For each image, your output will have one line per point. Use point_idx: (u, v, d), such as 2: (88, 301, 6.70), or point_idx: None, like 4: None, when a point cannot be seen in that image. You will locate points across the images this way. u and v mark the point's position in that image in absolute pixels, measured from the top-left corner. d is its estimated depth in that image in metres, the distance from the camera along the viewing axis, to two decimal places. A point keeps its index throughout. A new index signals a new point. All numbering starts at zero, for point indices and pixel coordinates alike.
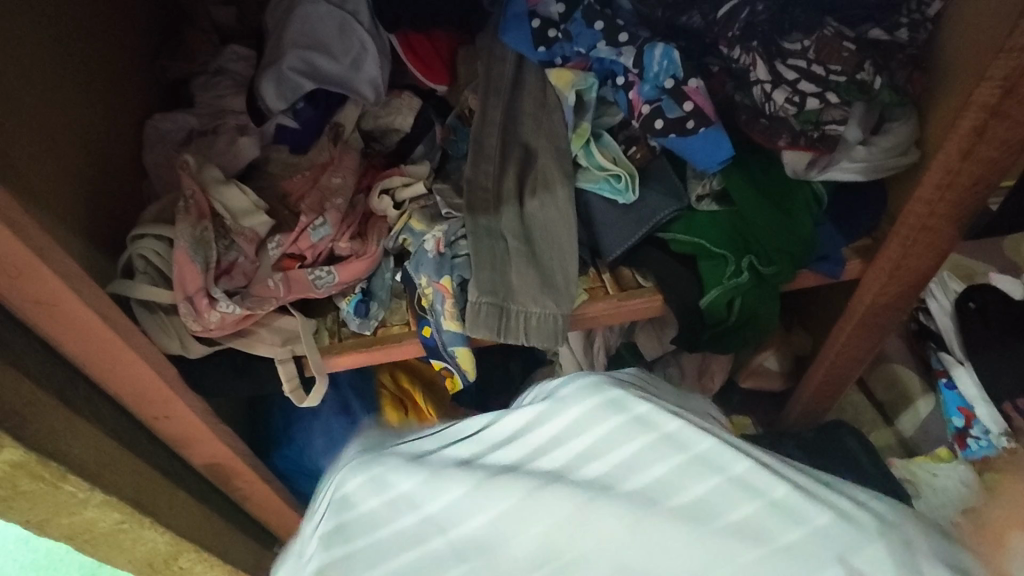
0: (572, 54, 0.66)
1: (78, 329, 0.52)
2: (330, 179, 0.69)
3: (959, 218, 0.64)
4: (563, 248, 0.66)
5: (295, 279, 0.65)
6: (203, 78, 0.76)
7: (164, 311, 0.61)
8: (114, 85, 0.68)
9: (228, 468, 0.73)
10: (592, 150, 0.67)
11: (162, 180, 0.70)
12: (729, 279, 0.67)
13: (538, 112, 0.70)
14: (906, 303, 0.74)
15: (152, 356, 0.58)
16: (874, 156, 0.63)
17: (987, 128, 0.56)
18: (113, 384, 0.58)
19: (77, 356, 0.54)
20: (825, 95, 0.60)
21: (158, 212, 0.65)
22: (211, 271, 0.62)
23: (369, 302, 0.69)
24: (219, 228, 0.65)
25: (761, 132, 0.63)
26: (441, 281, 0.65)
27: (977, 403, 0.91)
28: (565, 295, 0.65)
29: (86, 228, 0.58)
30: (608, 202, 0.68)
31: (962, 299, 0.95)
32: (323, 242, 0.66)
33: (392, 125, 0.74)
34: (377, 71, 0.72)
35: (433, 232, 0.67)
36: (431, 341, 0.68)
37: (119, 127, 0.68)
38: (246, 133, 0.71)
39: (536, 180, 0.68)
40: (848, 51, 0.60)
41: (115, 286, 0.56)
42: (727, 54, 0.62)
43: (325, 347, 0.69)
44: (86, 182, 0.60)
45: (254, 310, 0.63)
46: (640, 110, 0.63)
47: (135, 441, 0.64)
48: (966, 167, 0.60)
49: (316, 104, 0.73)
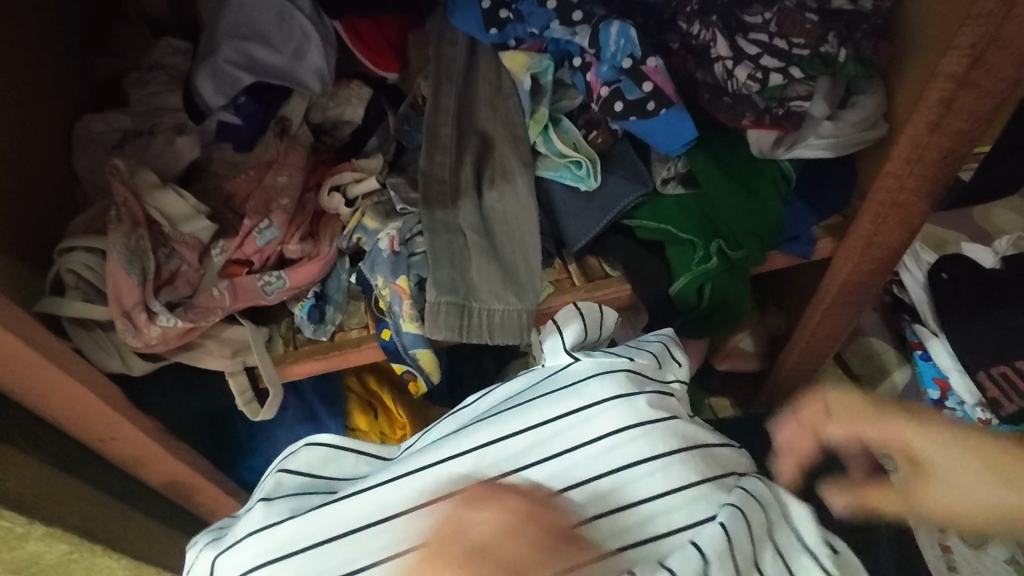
0: (525, 35, 0.63)
1: (0, 354, 0.48)
2: (275, 178, 0.65)
3: (930, 193, 0.62)
4: (524, 241, 0.63)
5: (241, 286, 0.61)
6: (137, 73, 0.72)
7: (101, 328, 0.57)
8: (35, 85, 0.63)
9: (187, 485, 0.70)
10: (550, 136, 0.64)
11: (95, 186, 0.65)
12: (698, 265, 0.65)
13: (494, 98, 0.67)
14: (877, 280, 0.72)
15: (89, 378, 0.54)
16: (841, 131, 0.61)
17: (955, 99, 0.54)
18: (48, 409, 0.54)
19: (5, 383, 0.51)
20: (788, 70, 0.58)
21: (89, 222, 0.60)
22: (149, 284, 0.58)
23: (323, 306, 0.65)
24: (156, 237, 0.61)
25: (725, 111, 0.60)
26: (397, 281, 0.62)
27: (951, 373, 0.93)
28: (529, 290, 0.63)
29: (3, 242, 0.53)
30: (569, 189, 0.65)
31: (934, 269, 0.95)
32: (271, 246, 0.63)
33: (341, 117, 0.71)
34: (321, 60, 0.68)
35: (388, 229, 0.64)
36: (391, 344, 0.65)
37: (43, 130, 0.64)
38: (184, 132, 0.67)
39: (494, 170, 0.65)
40: (810, 22, 0.57)
41: (42, 304, 0.53)
42: (687, 30, 0.59)
43: (278, 356, 0.64)
44: (5, 192, 0.56)
45: (198, 322, 0.59)
46: (599, 92, 0.60)
47: (83, 466, 0.60)
48: (933, 141, 0.58)
49: (259, 98, 0.68)
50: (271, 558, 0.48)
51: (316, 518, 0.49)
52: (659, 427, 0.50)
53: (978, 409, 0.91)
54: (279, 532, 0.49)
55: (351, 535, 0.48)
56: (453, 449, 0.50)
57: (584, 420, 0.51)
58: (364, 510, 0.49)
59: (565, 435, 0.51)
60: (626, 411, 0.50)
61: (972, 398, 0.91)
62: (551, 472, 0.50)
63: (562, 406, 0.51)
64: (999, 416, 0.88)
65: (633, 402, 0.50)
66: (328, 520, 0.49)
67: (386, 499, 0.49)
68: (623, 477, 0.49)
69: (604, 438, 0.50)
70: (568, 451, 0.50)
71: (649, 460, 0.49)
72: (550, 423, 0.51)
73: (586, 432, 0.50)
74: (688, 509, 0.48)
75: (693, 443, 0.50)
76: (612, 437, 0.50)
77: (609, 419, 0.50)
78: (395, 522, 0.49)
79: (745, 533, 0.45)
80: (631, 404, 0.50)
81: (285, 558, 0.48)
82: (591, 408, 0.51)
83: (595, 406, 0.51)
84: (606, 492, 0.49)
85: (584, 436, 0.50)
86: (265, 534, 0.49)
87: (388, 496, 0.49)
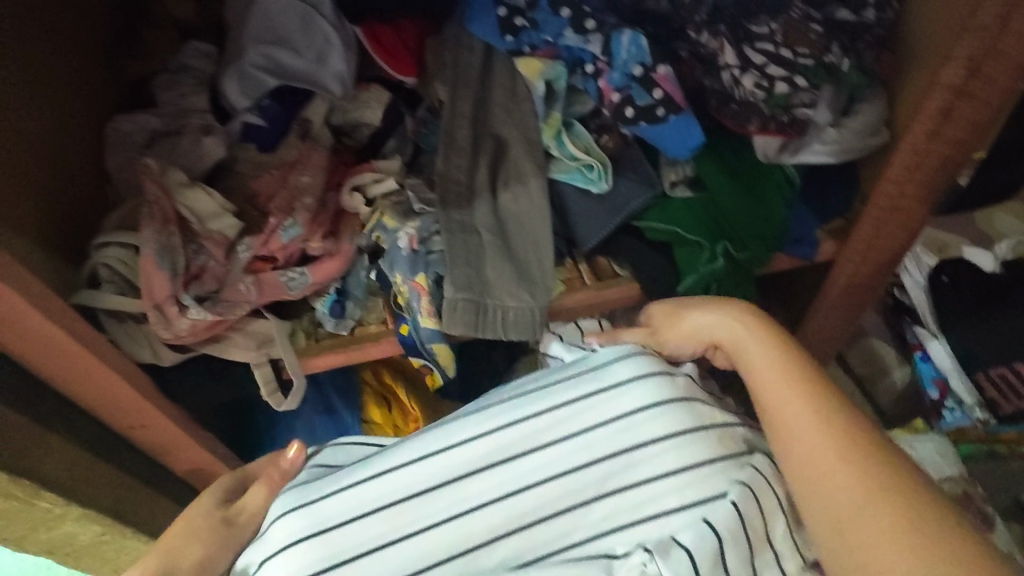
0: (539, 42, 0.65)
1: (43, 344, 0.51)
2: (299, 178, 0.68)
3: (929, 198, 0.64)
4: (538, 241, 0.66)
5: (266, 282, 0.64)
6: (164, 75, 0.74)
7: (134, 320, 0.60)
8: (69, 87, 0.66)
9: (210, 472, 0.72)
10: (563, 140, 0.66)
11: (125, 184, 0.68)
12: (704, 266, 0.67)
13: (509, 103, 0.70)
14: (878, 281, 0.74)
15: (123, 368, 0.57)
16: (845, 138, 0.64)
17: (953, 108, 0.56)
18: (84, 397, 0.57)
19: (46, 372, 0.53)
20: (793, 79, 0.60)
21: (121, 218, 0.63)
22: (179, 278, 0.60)
23: (344, 301, 0.68)
24: (185, 233, 0.63)
25: (731, 118, 0.63)
26: (416, 278, 0.65)
27: (950, 375, 0.94)
28: (542, 287, 0.65)
29: (42, 236, 0.56)
30: (582, 191, 0.67)
31: (936, 273, 0.97)
32: (294, 243, 0.65)
33: (362, 119, 0.73)
34: (342, 64, 0.70)
35: (406, 229, 0.66)
36: (409, 339, 0.67)
37: (76, 130, 0.66)
38: (211, 133, 0.70)
39: (509, 172, 0.68)
40: (815, 33, 0.59)
41: (79, 296, 0.56)
42: (695, 38, 0.61)
43: (301, 349, 0.68)
44: (42, 189, 0.58)
45: (226, 315, 0.62)
46: (610, 98, 0.62)
47: (114, 452, 0.63)
48: (932, 148, 0.60)
49: (283, 100, 0.71)
50: (306, 534, 0.52)
51: (348, 496, 0.52)
52: (677, 408, 0.52)
53: (976, 409, 0.93)
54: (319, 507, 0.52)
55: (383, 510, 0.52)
56: (476, 429, 0.53)
57: (602, 400, 0.53)
58: (394, 487, 0.52)
59: (585, 415, 0.53)
60: (645, 393, 0.53)
61: (971, 399, 0.93)
62: (570, 450, 0.52)
63: (582, 389, 0.54)
64: (997, 415, 0.92)
65: (652, 383, 0.53)
66: (360, 497, 0.52)
67: (413, 477, 0.53)
68: (638, 456, 0.52)
69: (623, 417, 0.52)
70: (586, 431, 0.53)
71: (667, 440, 0.51)
72: (569, 403, 0.54)
73: (604, 412, 0.53)
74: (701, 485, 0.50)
75: (711, 424, 0.52)
76: (630, 417, 0.52)
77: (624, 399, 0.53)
78: (422, 498, 0.52)
79: (754, 511, 0.49)
80: (649, 386, 0.53)
81: (323, 533, 0.51)
82: (610, 390, 0.53)
83: (614, 388, 0.53)
84: (624, 468, 0.52)
85: (604, 416, 0.53)
86: (301, 512, 0.52)
87: (415, 475, 0.53)
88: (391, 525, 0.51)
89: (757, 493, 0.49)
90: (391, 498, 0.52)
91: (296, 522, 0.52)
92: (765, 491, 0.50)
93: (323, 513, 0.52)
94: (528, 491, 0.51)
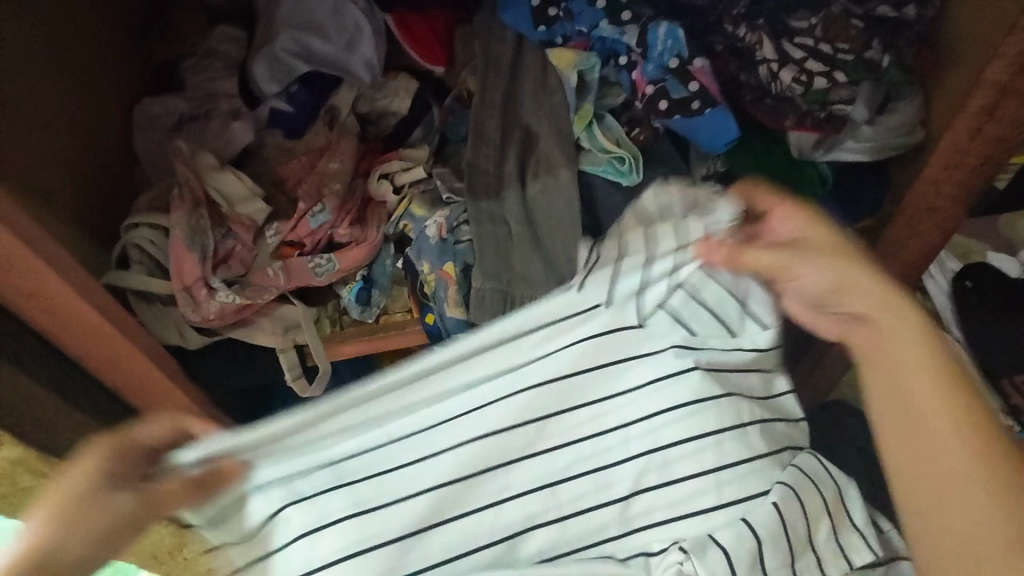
0: (573, 32, 0.65)
1: (73, 324, 0.51)
2: (327, 165, 0.67)
3: (967, 198, 0.63)
4: (567, 234, 0.64)
5: (294, 267, 0.64)
6: (193, 60, 0.74)
7: (161, 302, 0.60)
8: (101, 68, 0.66)
9: None
10: (594, 132, 0.66)
11: (154, 166, 0.68)
12: None
13: (538, 93, 0.69)
14: (909, 283, 0.73)
15: (151, 350, 0.57)
16: (880, 136, 0.64)
17: (997, 107, 0.55)
18: (112, 379, 0.57)
19: (76, 352, 0.53)
20: (832, 75, 0.60)
21: (152, 200, 0.63)
22: (208, 261, 0.60)
23: (370, 290, 0.68)
24: (214, 217, 0.63)
25: (766, 113, 0.62)
26: (444, 267, 0.65)
27: None
28: (571, 282, 0.64)
29: (73, 215, 0.56)
30: (612, 184, 0.66)
31: (959, 278, 0.96)
32: (322, 229, 0.65)
33: (388, 107, 0.73)
34: (371, 52, 0.70)
35: (435, 217, 0.66)
36: (434, 328, 0.67)
37: (107, 111, 0.66)
38: (239, 117, 0.69)
39: (538, 163, 0.67)
40: (855, 29, 0.59)
41: (111, 276, 0.55)
42: (732, 32, 0.61)
43: (326, 336, 0.67)
44: (74, 169, 0.58)
45: (254, 300, 0.62)
46: (644, 90, 0.62)
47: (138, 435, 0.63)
48: (973, 147, 0.59)
49: (311, 86, 0.71)
50: (348, 515, 0.52)
51: (391, 478, 0.53)
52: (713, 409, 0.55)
53: None
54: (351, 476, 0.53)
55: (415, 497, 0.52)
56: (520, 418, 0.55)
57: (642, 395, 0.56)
58: (437, 472, 0.53)
59: (620, 409, 0.55)
60: (682, 388, 0.55)
61: None
62: (605, 442, 0.55)
63: (619, 382, 0.56)
64: None
65: (686, 378, 0.55)
66: (405, 480, 0.53)
67: (457, 462, 0.53)
68: (683, 449, 0.54)
69: (654, 414, 0.55)
70: (625, 425, 0.55)
71: (704, 438, 0.54)
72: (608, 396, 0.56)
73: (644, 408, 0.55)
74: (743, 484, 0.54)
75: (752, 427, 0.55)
76: (666, 413, 0.55)
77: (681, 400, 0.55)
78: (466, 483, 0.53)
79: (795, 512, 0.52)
80: (685, 380, 0.55)
81: (357, 515, 0.52)
82: (648, 385, 0.55)
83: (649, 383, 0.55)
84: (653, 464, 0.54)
85: (642, 411, 0.55)
86: (340, 494, 0.52)
87: (458, 459, 0.53)
88: (432, 508, 0.53)
89: (802, 495, 0.53)
90: (433, 482, 0.53)
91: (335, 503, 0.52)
92: (809, 493, 0.53)
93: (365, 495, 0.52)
94: (562, 484, 0.54)
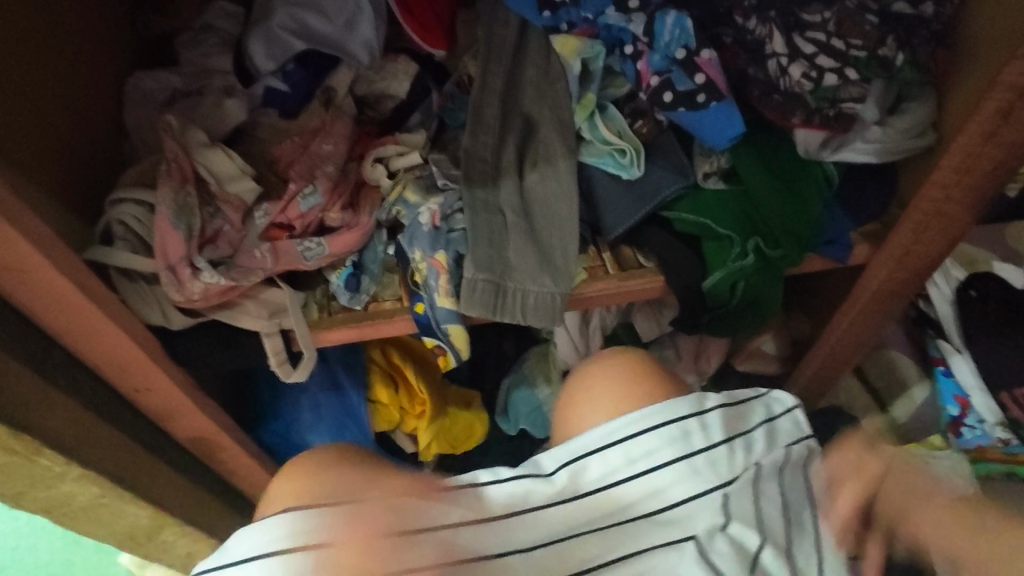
0: (578, 19, 0.63)
1: (52, 299, 0.49)
2: (321, 146, 0.66)
3: (976, 204, 0.62)
4: (563, 225, 0.63)
5: (282, 250, 0.62)
6: (188, 34, 0.72)
7: (145, 281, 0.58)
8: (91, 38, 0.64)
9: (213, 442, 0.71)
10: (596, 122, 0.64)
11: (143, 142, 0.66)
12: (734, 261, 0.65)
13: (541, 81, 0.67)
14: (910, 290, 0.72)
15: (132, 329, 0.56)
16: (889, 138, 0.61)
17: (1014, 110, 0.53)
18: (92, 357, 0.56)
19: (55, 328, 0.52)
20: (843, 71, 0.58)
21: (139, 175, 0.62)
22: (194, 240, 0.59)
23: (360, 276, 0.66)
24: (203, 195, 0.62)
25: (774, 109, 0.59)
26: (436, 256, 0.63)
27: (974, 392, 0.93)
28: (565, 274, 0.63)
29: (55, 188, 0.54)
30: (611, 177, 0.65)
31: (964, 287, 0.94)
32: (312, 212, 0.63)
33: (386, 91, 0.71)
34: (370, 32, 0.68)
35: (429, 204, 0.64)
36: (424, 318, 0.65)
37: (97, 84, 0.65)
38: (233, 94, 0.67)
39: (536, 154, 0.66)
40: (870, 24, 0.57)
41: (92, 252, 0.54)
42: (742, 25, 0.59)
43: (313, 321, 0.65)
44: (59, 142, 0.57)
45: (239, 282, 0.60)
46: (648, 81, 0.60)
47: (118, 415, 0.62)
48: (986, 151, 0.57)
49: (308, 66, 0.69)
50: (312, 544, 0.47)
51: (367, 517, 0.48)
52: (708, 444, 0.53)
53: (998, 429, 0.91)
54: (332, 513, 0.48)
55: (396, 537, 0.49)
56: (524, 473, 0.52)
57: (670, 437, 0.52)
58: (428, 516, 0.50)
59: (647, 449, 0.52)
60: (694, 436, 0.53)
61: (992, 417, 0.92)
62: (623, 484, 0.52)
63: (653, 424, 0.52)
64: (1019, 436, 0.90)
65: (690, 426, 0.53)
66: (382, 519, 0.49)
67: (448, 506, 0.50)
68: (682, 471, 0.52)
69: (665, 453, 0.52)
70: (648, 462, 0.52)
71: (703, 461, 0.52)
72: (639, 443, 0.52)
73: (664, 446, 0.52)
74: (741, 504, 0.51)
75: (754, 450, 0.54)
76: (681, 454, 0.52)
77: (673, 411, 0.53)
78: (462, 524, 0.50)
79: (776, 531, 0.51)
80: (688, 428, 0.53)
81: (318, 546, 0.47)
82: (670, 427, 0.52)
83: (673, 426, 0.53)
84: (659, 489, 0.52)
85: (664, 448, 0.52)
86: (307, 534, 0.47)
87: (454, 504, 0.51)
88: (415, 545, 0.49)
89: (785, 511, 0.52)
90: (423, 524, 0.50)
91: (296, 528, 0.47)
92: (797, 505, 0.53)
93: (336, 534, 0.48)
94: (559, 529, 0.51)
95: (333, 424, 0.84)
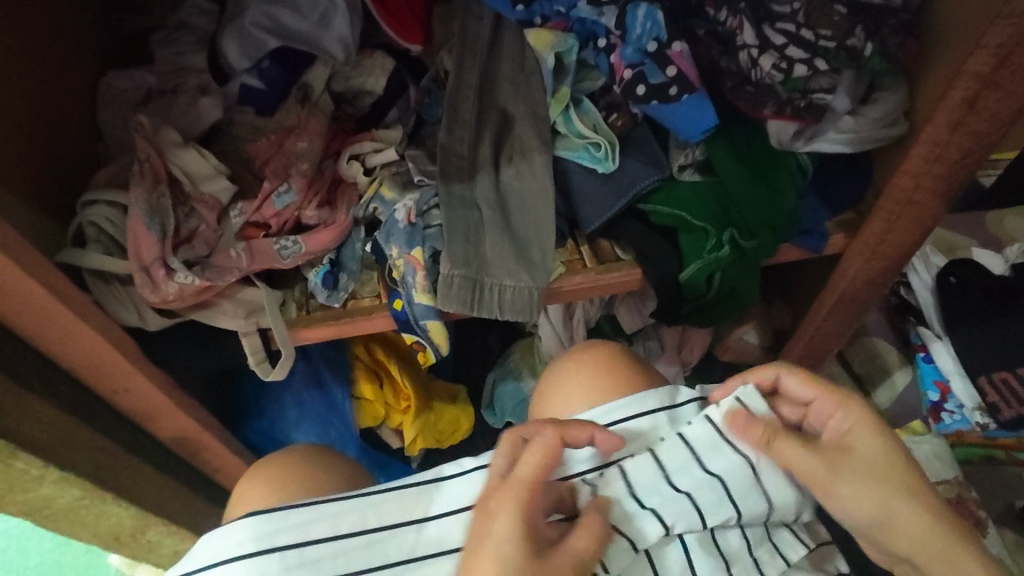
0: (551, 13, 0.63)
1: (25, 304, 0.50)
2: (295, 144, 0.66)
3: (946, 193, 0.62)
4: (539, 219, 0.64)
5: (258, 249, 0.62)
6: (162, 32, 0.71)
7: (119, 283, 0.58)
8: (61, 38, 0.64)
9: (196, 442, 0.71)
10: (570, 117, 0.64)
11: (117, 142, 0.66)
12: (710, 252, 0.65)
13: (517, 76, 0.67)
14: (886, 278, 0.73)
15: (108, 331, 0.56)
16: (861, 127, 0.62)
17: (978, 99, 0.54)
18: (69, 360, 0.56)
19: (31, 332, 0.52)
20: (813, 62, 0.58)
21: (111, 176, 0.61)
22: (168, 241, 0.59)
23: (337, 273, 0.66)
24: (177, 195, 0.62)
25: (746, 100, 0.60)
26: (412, 252, 0.63)
27: (953, 377, 0.93)
28: (542, 268, 0.63)
29: (24, 192, 0.54)
30: (587, 171, 0.65)
31: (943, 273, 0.95)
32: (288, 210, 0.64)
33: (363, 86, 0.70)
34: (346, 28, 0.68)
35: (405, 201, 0.64)
36: (402, 315, 0.65)
37: (69, 85, 0.64)
38: (208, 93, 0.67)
39: (512, 148, 0.66)
40: (838, 15, 0.56)
41: (64, 255, 0.54)
42: (714, 16, 0.60)
43: (292, 320, 0.66)
44: (29, 144, 0.56)
45: (214, 282, 0.60)
46: (622, 74, 0.60)
47: (97, 417, 0.62)
48: (954, 140, 0.58)
49: (283, 63, 0.68)
50: (273, 547, 0.48)
51: (329, 518, 0.49)
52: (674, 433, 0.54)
53: (976, 414, 0.91)
54: (292, 515, 0.49)
55: (358, 537, 0.49)
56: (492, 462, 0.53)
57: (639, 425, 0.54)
58: (393, 513, 0.50)
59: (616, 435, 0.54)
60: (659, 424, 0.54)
61: (970, 402, 0.92)
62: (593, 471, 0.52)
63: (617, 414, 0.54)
64: (998, 420, 0.89)
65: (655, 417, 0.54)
66: (344, 519, 0.50)
67: (413, 503, 0.51)
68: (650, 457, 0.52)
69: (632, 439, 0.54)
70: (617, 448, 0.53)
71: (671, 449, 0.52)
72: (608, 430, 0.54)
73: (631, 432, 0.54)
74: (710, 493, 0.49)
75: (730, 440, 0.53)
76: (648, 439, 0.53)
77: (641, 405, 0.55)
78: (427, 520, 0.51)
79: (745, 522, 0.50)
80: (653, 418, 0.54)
81: (278, 550, 0.48)
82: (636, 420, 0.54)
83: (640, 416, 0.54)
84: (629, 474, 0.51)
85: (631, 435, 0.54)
86: (269, 538, 0.48)
87: (419, 499, 0.51)
88: (377, 544, 0.49)
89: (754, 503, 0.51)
90: (386, 521, 0.50)
91: (258, 531, 0.48)
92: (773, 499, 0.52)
93: (297, 538, 0.49)
94: None
95: (317, 421, 0.84)
